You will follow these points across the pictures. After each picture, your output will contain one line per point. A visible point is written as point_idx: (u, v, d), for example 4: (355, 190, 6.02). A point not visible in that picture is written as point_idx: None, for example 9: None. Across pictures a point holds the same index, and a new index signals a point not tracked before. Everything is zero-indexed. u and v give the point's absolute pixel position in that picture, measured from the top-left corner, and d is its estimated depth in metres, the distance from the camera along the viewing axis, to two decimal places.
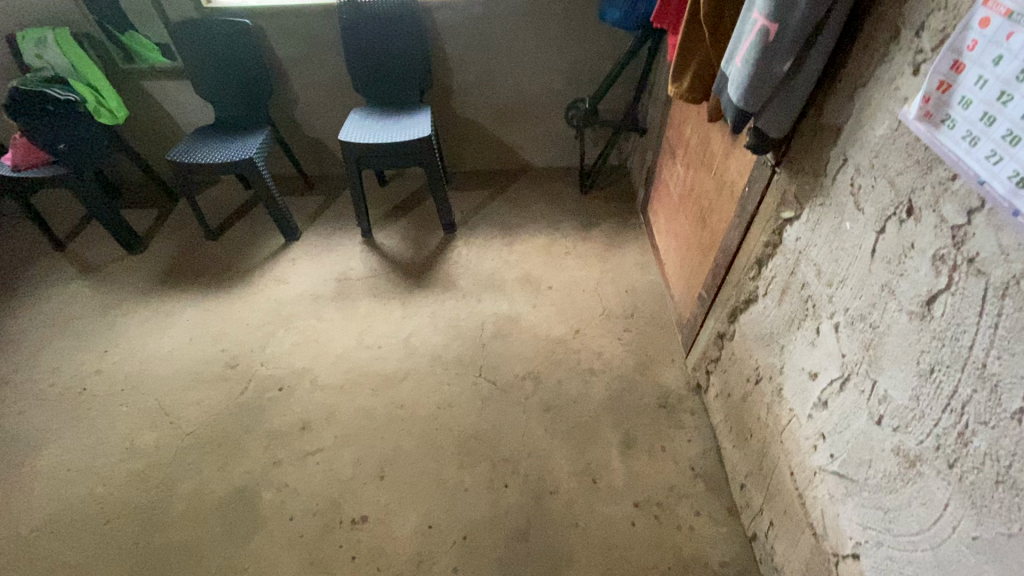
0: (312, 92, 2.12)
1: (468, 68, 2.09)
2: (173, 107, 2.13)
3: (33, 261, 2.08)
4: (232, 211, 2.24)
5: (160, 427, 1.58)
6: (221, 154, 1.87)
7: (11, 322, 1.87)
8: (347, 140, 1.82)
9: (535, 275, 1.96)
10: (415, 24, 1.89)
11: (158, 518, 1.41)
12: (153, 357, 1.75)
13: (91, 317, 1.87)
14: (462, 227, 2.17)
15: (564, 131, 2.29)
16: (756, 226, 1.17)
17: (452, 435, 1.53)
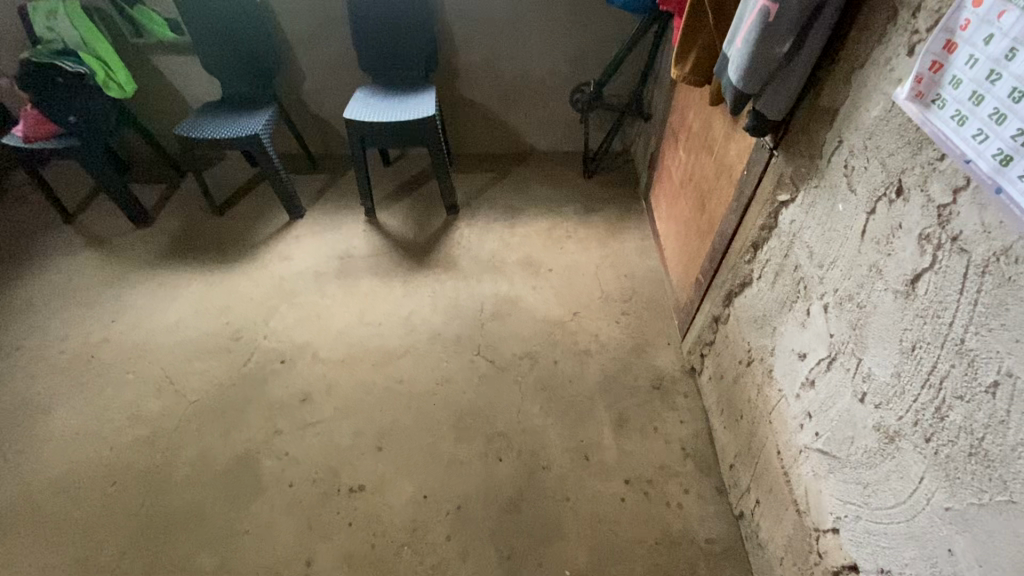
0: (319, 70, 2.13)
1: (474, 49, 2.09)
2: (181, 82, 2.15)
3: (42, 232, 2.11)
4: (238, 187, 2.26)
5: (165, 394, 1.63)
6: (227, 131, 1.89)
7: (22, 290, 1.91)
8: (352, 118, 1.84)
9: (535, 257, 1.98)
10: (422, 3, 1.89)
11: (163, 481, 1.45)
12: (159, 327, 1.79)
13: (99, 287, 1.91)
14: (465, 209, 2.18)
15: (569, 115, 2.29)
16: (753, 209, 1.18)
17: (449, 410, 1.57)
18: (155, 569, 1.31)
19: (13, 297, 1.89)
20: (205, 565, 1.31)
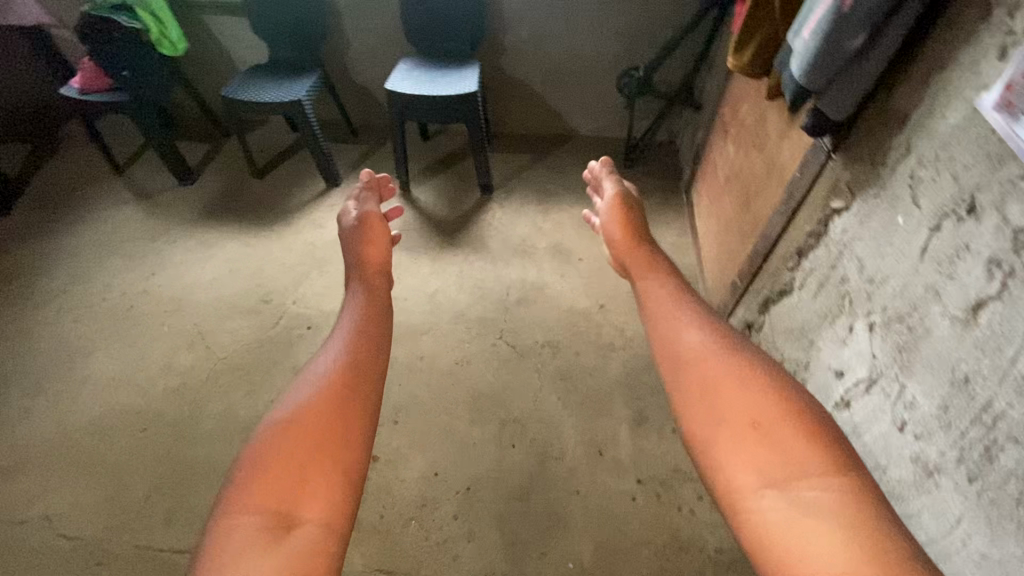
0: (365, 38, 2.11)
1: (522, 26, 2.03)
2: (229, 43, 2.16)
3: (94, 182, 2.19)
4: (278, 151, 2.29)
5: (196, 349, 1.68)
6: (270, 95, 1.90)
7: (71, 236, 2.00)
8: (393, 90, 1.82)
9: (566, 245, 1.94)
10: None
11: (189, 432, 1.51)
12: (195, 283, 1.84)
13: (142, 240, 1.98)
14: (500, 190, 2.15)
15: (615, 100, 2.21)
16: (802, 214, 1.11)
17: (466, 390, 1.57)
18: (177, 514, 1.37)
19: (63, 243, 1.97)
20: None
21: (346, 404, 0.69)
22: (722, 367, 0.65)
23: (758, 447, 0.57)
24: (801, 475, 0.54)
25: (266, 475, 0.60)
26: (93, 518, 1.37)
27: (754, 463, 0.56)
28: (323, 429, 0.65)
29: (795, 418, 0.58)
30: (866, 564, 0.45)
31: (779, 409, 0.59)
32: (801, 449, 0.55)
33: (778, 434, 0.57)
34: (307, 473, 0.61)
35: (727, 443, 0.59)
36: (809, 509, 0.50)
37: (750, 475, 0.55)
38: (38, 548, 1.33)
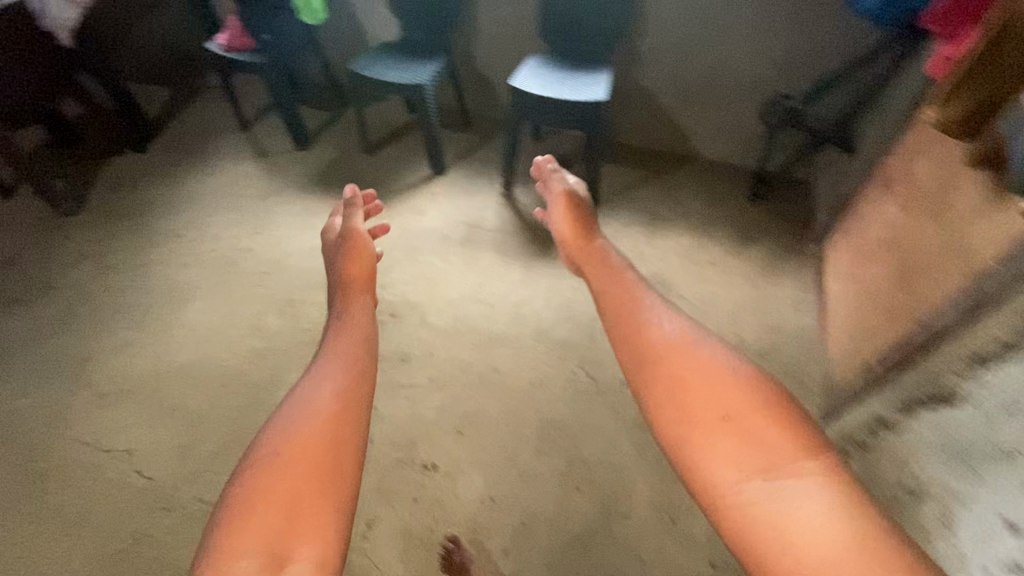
0: (498, 28, 2.04)
1: (665, 34, 1.88)
2: (364, 17, 2.17)
3: (221, 134, 2.31)
4: (391, 129, 2.29)
5: (285, 315, 1.72)
6: (394, 74, 1.89)
7: (194, 183, 2.11)
8: (518, 87, 1.74)
9: (669, 278, 1.79)
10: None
11: (264, 397, 1.54)
12: (293, 250, 1.89)
13: (253, 198, 2.05)
14: (605, 205, 2.02)
15: (750, 128, 2.00)
16: (994, 315, 0.91)
17: (537, 417, 1.48)
18: None
19: (185, 189, 2.09)
20: None
21: (325, 449, 0.85)
22: (697, 370, 0.84)
23: (732, 437, 0.76)
24: (767, 460, 0.73)
25: (254, 518, 0.76)
26: (168, 462, 1.43)
27: (733, 450, 0.75)
28: (307, 471, 0.82)
29: (761, 412, 0.77)
30: (832, 529, 0.65)
31: (746, 405, 0.78)
32: (773, 439, 0.74)
33: (748, 427, 0.76)
34: (293, 513, 0.77)
35: (707, 434, 0.77)
36: (782, 487, 0.70)
37: (730, 469, 0.74)
38: (115, 479, 1.40)
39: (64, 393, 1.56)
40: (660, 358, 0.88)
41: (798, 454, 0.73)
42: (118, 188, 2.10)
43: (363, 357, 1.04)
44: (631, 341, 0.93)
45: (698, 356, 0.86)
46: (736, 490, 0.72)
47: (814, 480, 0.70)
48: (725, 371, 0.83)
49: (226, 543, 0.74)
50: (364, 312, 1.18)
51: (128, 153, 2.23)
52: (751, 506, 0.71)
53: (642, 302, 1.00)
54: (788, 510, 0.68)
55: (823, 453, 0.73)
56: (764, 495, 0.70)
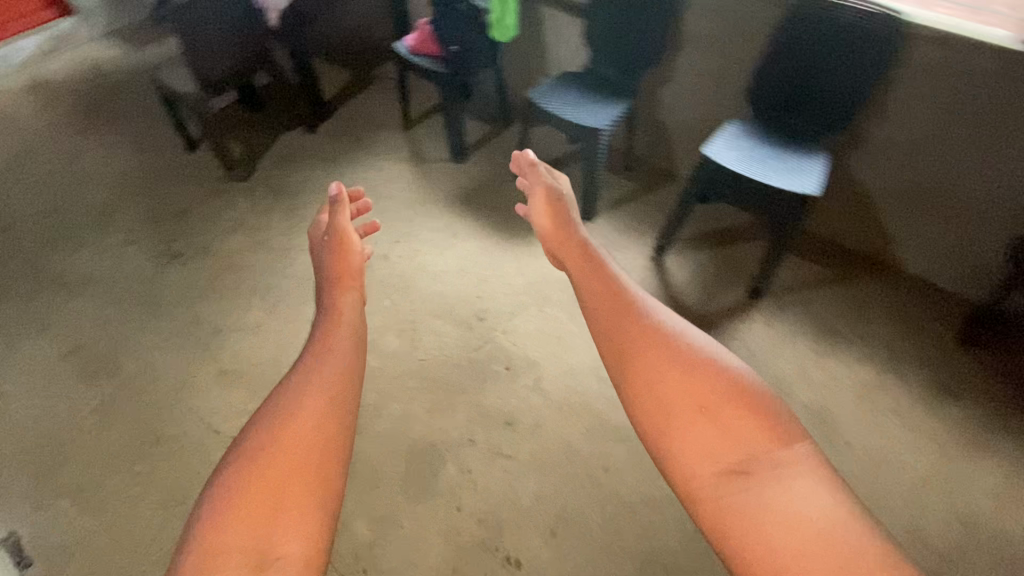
0: (696, 79, 1.81)
1: (906, 129, 1.54)
2: (551, 39, 2.04)
3: (384, 129, 2.33)
4: (548, 158, 2.17)
5: (404, 337, 1.67)
6: (570, 113, 1.76)
7: (349, 174, 2.14)
8: (711, 156, 1.53)
9: (833, 415, 1.49)
10: (880, 53, 1.43)
11: (364, 423, 1.49)
12: (426, 269, 1.84)
13: (399, 203, 2.04)
14: (770, 300, 1.74)
15: (987, 257, 1.60)
16: None
17: (642, 543, 1.29)
18: None
19: (341, 179, 2.13)
20: (358, 536, 1.32)
21: (312, 444, 0.92)
22: (673, 366, 0.88)
23: (710, 431, 0.81)
24: (740, 453, 0.79)
25: (236, 519, 0.83)
26: None
27: (713, 446, 0.80)
28: (292, 466, 0.88)
29: (737, 406, 0.82)
30: (806, 525, 0.71)
31: (723, 399, 0.84)
32: (748, 435, 0.80)
33: (723, 423, 0.82)
34: (277, 505, 0.85)
35: (683, 428, 0.83)
36: (758, 483, 0.76)
37: (709, 465, 0.79)
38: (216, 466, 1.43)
39: (193, 362, 1.63)
40: (642, 353, 0.92)
41: (772, 446, 0.79)
42: (282, 163, 2.19)
43: (339, 346, 1.09)
44: (612, 338, 0.97)
45: (674, 352, 0.90)
46: (714, 483, 0.78)
47: (787, 475, 0.76)
48: (696, 365, 0.88)
49: (218, 528, 0.82)
50: (353, 307, 1.21)
51: (298, 130, 2.33)
52: (728, 499, 0.76)
53: (625, 300, 1.01)
54: (763, 504, 0.74)
55: (795, 445, 0.79)
56: (740, 490, 0.76)
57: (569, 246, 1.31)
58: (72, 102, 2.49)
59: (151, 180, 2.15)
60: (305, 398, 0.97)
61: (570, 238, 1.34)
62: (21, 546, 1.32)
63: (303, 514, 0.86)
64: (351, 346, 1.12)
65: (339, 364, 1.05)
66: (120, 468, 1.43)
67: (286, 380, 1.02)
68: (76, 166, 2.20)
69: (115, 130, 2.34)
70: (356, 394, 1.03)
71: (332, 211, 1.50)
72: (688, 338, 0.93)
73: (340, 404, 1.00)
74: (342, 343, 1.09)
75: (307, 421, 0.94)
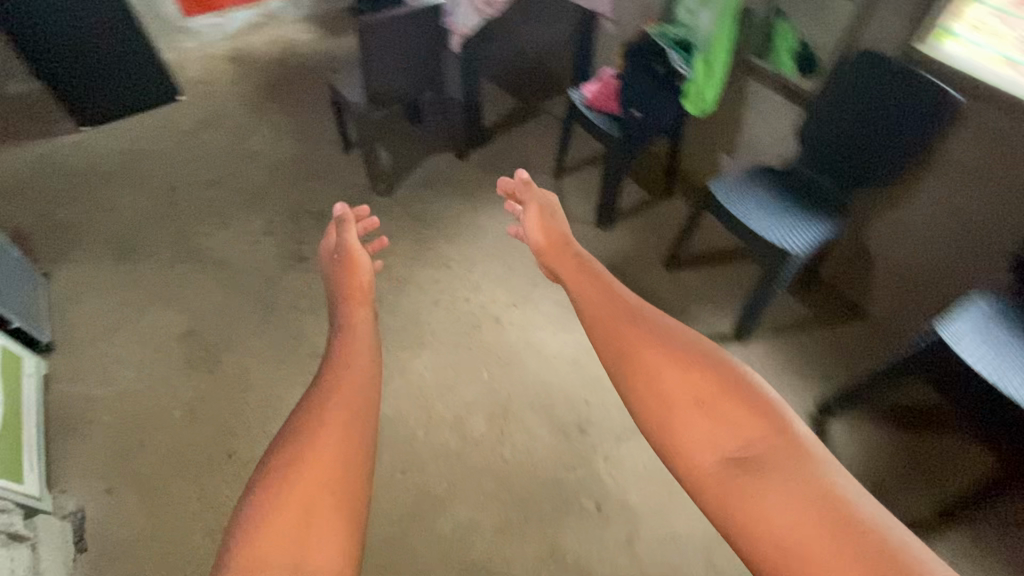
0: (939, 217, 1.41)
1: None
2: (751, 123, 1.76)
3: (535, 173, 2.20)
4: (706, 251, 1.88)
5: (494, 424, 1.48)
6: (757, 224, 1.44)
7: (487, 216, 2.02)
8: (946, 336, 1.17)
9: None
10: None
11: (425, 518, 1.33)
12: (537, 348, 1.64)
13: (529, 262, 1.87)
14: (961, 528, 1.32)
15: None
16: None
17: None
18: None
19: (478, 219, 2.01)
20: None
21: (345, 447, 0.84)
22: (664, 357, 0.84)
23: (703, 422, 0.76)
24: (740, 442, 0.73)
25: (282, 515, 0.74)
26: None
27: (706, 436, 0.75)
28: (331, 468, 0.80)
29: (727, 396, 0.77)
30: (812, 513, 0.64)
31: (715, 390, 0.78)
32: (736, 417, 0.75)
33: (717, 412, 0.76)
34: (312, 508, 0.75)
35: (681, 420, 0.77)
36: (761, 473, 0.69)
37: (707, 454, 0.73)
38: None
39: (285, 380, 1.59)
40: (634, 354, 0.88)
41: (768, 433, 0.73)
42: (425, 187, 2.14)
43: (357, 350, 1.05)
44: (607, 333, 0.94)
45: (665, 346, 0.86)
46: (717, 475, 0.72)
47: (789, 461, 0.70)
48: (681, 356, 0.84)
49: (262, 536, 0.72)
50: (366, 319, 1.19)
51: (449, 155, 2.27)
52: (730, 490, 0.69)
53: (628, 306, 0.98)
54: (764, 490, 0.68)
55: (792, 431, 0.74)
56: (738, 480, 0.70)
57: (564, 257, 1.36)
58: (262, 79, 2.66)
59: (304, 173, 2.20)
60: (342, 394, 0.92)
61: (565, 249, 1.40)
62: (83, 530, 1.33)
63: (340, 512, 0.77)
64: (370, 351, 1.08)
65: (354, 368, 0.98)
66: (189, 477, 1.42)
67: (305, 397, 0.93)
68: (246, 144, 2.32)
69: (288, 115, 2.45)
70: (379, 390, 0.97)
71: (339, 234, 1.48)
72: (677, 333, 0.90)
73: (372, 401, 0.94)
74: (363, 352, 1.04)
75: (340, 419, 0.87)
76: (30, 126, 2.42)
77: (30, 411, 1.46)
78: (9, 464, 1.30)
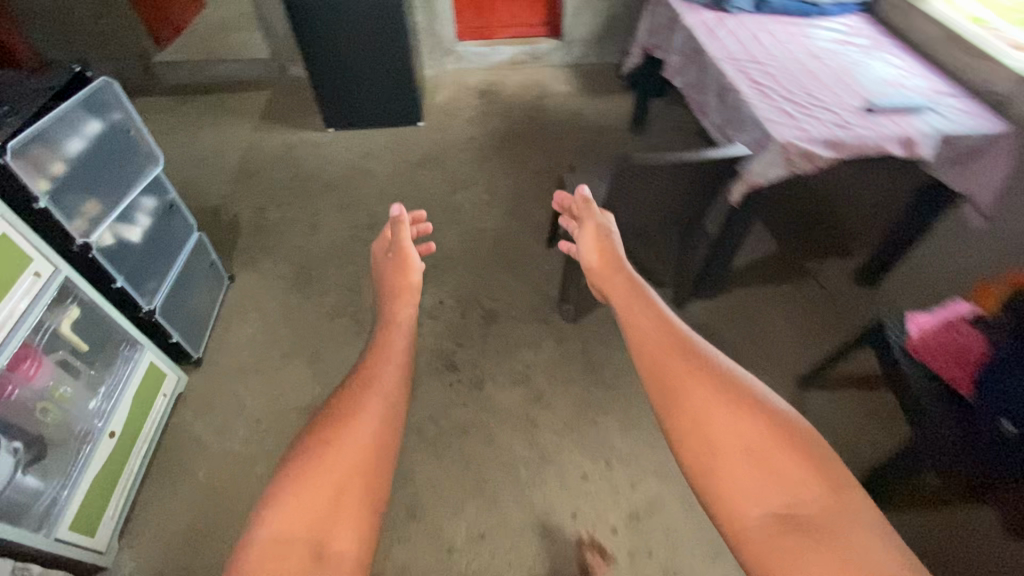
0: None
1: None
2: None
3: (770, 369, 1.61)
4: None
5: None
6: None
7: None
8: None
9: None
10: None
11: None
12: None
13: None
14: None
15: None
16: None
17: None
18: None
19: None
20: None
21: (356, 465, 0.84)
22: (710, 400, 0.79)
23: (756, 477, 0.73)
24: (789, 498, 0.71)
25: (297, 497, 0.79)
26: None
27: (756, 490, 0.72)
28: (352, 463, 0.84)
29: (781, 449, 0.74)
30: None
31: (767, 442, 0.75)
32: (790, 471, 0.73)
33: (770, 465, 0.73)
34: (338, 503, 0.80)
35: (729, 470, 0.74)
36: (808, 539, 0.67)
37: (754, 506, 0.71)
38: None
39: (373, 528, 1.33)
40: (675, 393, 0.82)
41: (822, 489, 0.71)
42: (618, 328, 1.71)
43: (393, 344, 1.08)
44: (653, 362, 0.88)
45: (715, 385, 0.80)
46: (761, 529, 0.70)
47: (841, 527, 0.68)
48: (728, 391, 0.80)
49: (275, 519, 0.77)
50: (407, 317, 1.18)
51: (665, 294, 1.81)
52: (773, 546, 0.68)
53: (677, 334, 0.91)
54: (804, 551, 0.66)
55: (843, 488, 0.72)
56: (787, 539, 0.68)
57: (612, 280, 1.14)
58: (500, 129, 2.51)
59: (496, 254, 1.95)
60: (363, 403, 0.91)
61: (615, 273, 1.15)
62: None
63: (356, 511, 0.80)
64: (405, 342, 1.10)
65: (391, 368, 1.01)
66: None
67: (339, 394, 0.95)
68: (455, 198, 2.16)
69: (508, 179, 2.24)
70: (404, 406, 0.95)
71: (393, 231, 1.43)
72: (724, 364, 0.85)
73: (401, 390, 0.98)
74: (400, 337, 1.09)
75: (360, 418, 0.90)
76: (292, 113, 2.59)
77: (144, 441, 1.41)
78: (93, 512, 1.23)
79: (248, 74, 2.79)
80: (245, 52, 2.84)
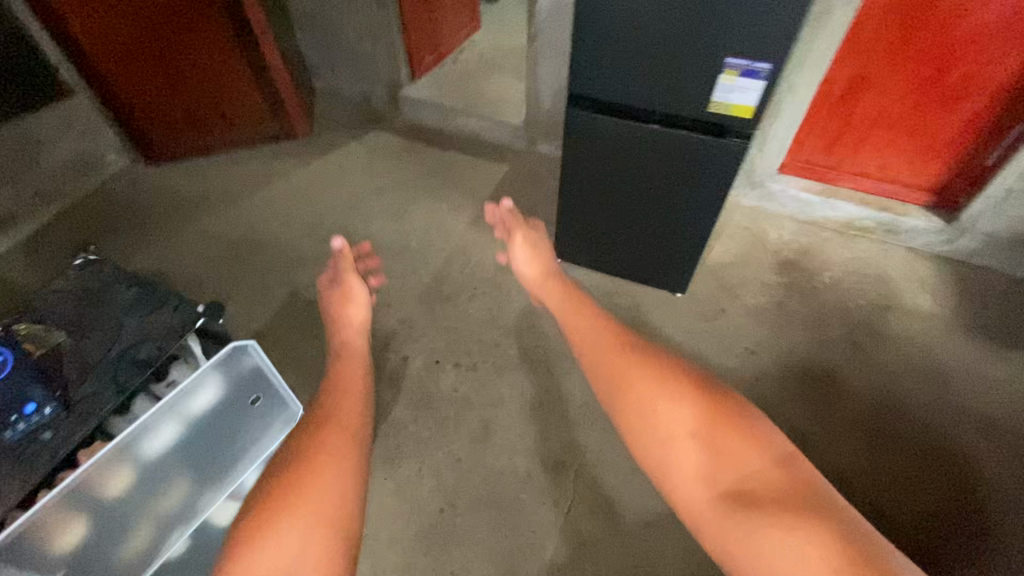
0: None
1: None
2: None
3: None
4: None
5: None
6: None
7: None
8: None
9: None
10: None
11: None
12: None
13: None
14: None
15: None
16: None
17: None
18: None
19: None
20: None
21: (338, 470, 1.03)
22: (665, 395, 1.05)
23: (699, 457, 0.97)
24: (738, 472, 0.94)
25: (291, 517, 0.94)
26: None
27: (705, 472, 0.96)
28: (328, 467, 1.02)
29: (723, 428, 0.99)
30: (801, 540, 0.83)
31: (712, 426, 0.99)
32: (733, 447, 0.97)
33: (715, 446, 0.97)
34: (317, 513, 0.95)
35: (679, 456, 0.99)
36: (762, 514, 0.88)
37: (699, 488, 0.96)
38: None
39: None
40: (629, 390, 1.09)
41: (761, 462, 0.95)
42: None
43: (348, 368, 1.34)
44: (605, 365, 1.17)
45: (662, 382, 1.07)
46: (713, 511, 0.93)
47: (793, 505, 0.89)
48: (679, 391, 1.05)
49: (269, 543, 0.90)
50: (361, 348, 1.43)
51: None
52: (724, 523, 0.91)
53: (620, 346, 1.19)
54: (762, 525, 0.87)
55: (784, 465, 0.95)
56: (737, 514, 0.90)
57: (553, 292, 1.47)
58: (795, 353, 1.65)
59: None
60: (339, 409, 1.18)
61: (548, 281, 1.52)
62: None
63: (331, 505, 0.97)
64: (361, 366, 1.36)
65: (355, 374, 1.33)
66: None
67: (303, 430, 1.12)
68: None
69: None
70: (364, 407, 1.24)
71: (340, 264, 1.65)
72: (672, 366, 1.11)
73: (358, 391, 1.27)
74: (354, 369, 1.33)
75: (333, 443, 1.08)
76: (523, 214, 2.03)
77: None
78: None
79: (494, 137, 2.28)
80: (500, 106, 2.33)
